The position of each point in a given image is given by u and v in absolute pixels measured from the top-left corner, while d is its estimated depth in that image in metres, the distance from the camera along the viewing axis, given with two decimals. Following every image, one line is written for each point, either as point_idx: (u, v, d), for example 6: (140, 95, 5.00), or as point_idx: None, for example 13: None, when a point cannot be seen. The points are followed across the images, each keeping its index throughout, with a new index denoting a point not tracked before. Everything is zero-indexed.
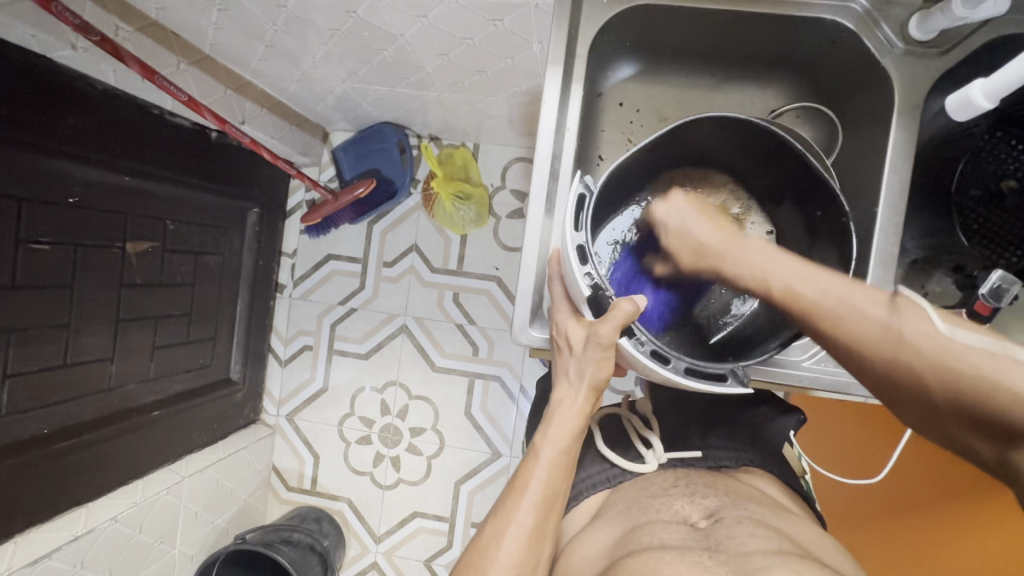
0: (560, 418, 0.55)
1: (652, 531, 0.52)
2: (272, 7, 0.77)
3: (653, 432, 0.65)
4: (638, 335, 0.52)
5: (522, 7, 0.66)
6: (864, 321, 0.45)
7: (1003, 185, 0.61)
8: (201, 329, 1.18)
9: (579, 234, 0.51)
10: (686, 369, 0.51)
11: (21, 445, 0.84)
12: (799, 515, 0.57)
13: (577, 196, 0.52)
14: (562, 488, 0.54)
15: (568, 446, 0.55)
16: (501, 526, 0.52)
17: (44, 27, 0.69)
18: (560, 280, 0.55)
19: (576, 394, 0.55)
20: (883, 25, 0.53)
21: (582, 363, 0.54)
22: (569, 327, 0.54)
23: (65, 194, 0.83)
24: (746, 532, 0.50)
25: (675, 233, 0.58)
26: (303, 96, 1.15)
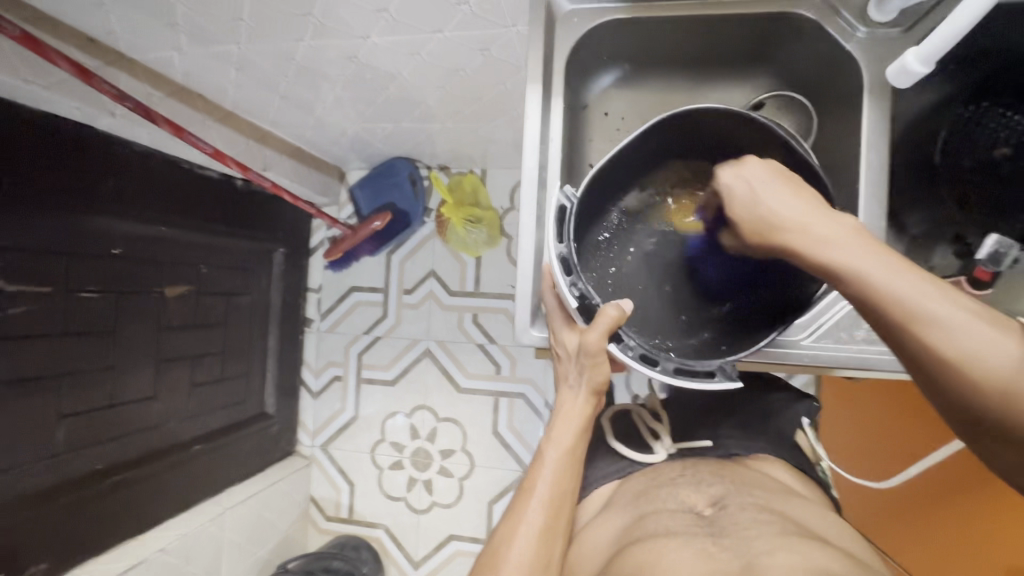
0: (562, 422, 0.57)
1: (657, 519, 0.53)
2: (283, 62, 0.84)
3: (662, 423, 0.66)
4: (627, 340, 0.54)
5: (505, 35, 0.71)
6: (977, 345, 0.40)
7: (997, 152, 0.61)
8: (235, 365, 1.24)
9: (561, 245, 0.54)
10: (675, 368, 0.53)
11: (76, 480, 0.90)
12: (810, 500, 0.57)
13: (558, 209, 0.55)
14: (568, 489, 0.56)
15: (572, 446, 0.56)
16: (511, 528, 0.53)
17: (86, 99, 0.78)
18: (550, 290, 0.58)
19: (576, 398, 0.57)
20: (843, 12, 0.55)
21: (578, 369, 0.56)
22: (564, 337, 0.57)
23: (108, 246, 0.92)
24: (749, 519, 0.50)
25: (739, 203, 0.49)
26: (319, 140, 1.23)
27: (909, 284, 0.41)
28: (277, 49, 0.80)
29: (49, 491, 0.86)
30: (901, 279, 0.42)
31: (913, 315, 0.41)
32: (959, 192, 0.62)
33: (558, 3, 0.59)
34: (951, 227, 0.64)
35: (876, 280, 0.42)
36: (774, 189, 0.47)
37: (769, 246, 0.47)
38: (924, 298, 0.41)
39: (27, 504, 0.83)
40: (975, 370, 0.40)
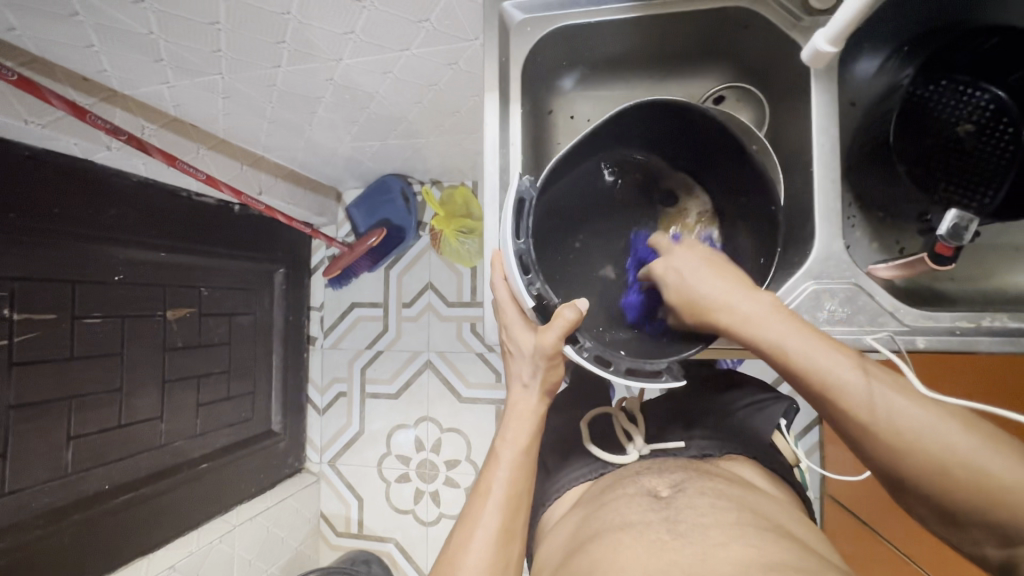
0: (516, 422, 0.59)
1: (616, 509, 0.58)
2: (265, 88, 0.88)
3: (637, 428, 0.71)
4: (582, 341, 0.56)
5: (469, 48, 0.73)
6: (880, 405, 0.46)
7: (960, 129, 0.62)
8: (240, 384, 1.28)
9: (520, 241, 0.55)
10: (627, 370, 0.55)
11: (85, 500, 0.94)
12: (765, 492, 0.60)
13: (516, 202, 0.55)
14: (525, 489, 0.57)
15: (526, 446, 0.58)
16: (469, 532, 0.54)
17: (84, 135, 0.83)
18: (503, 283, 0.58)
19: (530, 397, 0.60)
20: (784, 3, 0.56)
21: (533, 368, 0.58)
22: (519, 336, 0.58)
23: (111, 273, 0.97)
24: (705, 503, 0.54)
25: (676, 281, 0.58)
26: (311, 162, 1.27)
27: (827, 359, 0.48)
28: (258, 76, 0.84)
29: (59, 510, 0.90)
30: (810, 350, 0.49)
31: (821, 379, 0.48)
32: (919, 169, 0.63)
33: (510, 14, 0.62)
34: (916, 205, 0.64)
35: (791, 353, 0.49)
36: (703, 274, 0.57)
37: (707, 322, 0.55)
38: (832, 369, 0.48)
39: (38, 523, 0.86)
40: (875, 431, 0.46)
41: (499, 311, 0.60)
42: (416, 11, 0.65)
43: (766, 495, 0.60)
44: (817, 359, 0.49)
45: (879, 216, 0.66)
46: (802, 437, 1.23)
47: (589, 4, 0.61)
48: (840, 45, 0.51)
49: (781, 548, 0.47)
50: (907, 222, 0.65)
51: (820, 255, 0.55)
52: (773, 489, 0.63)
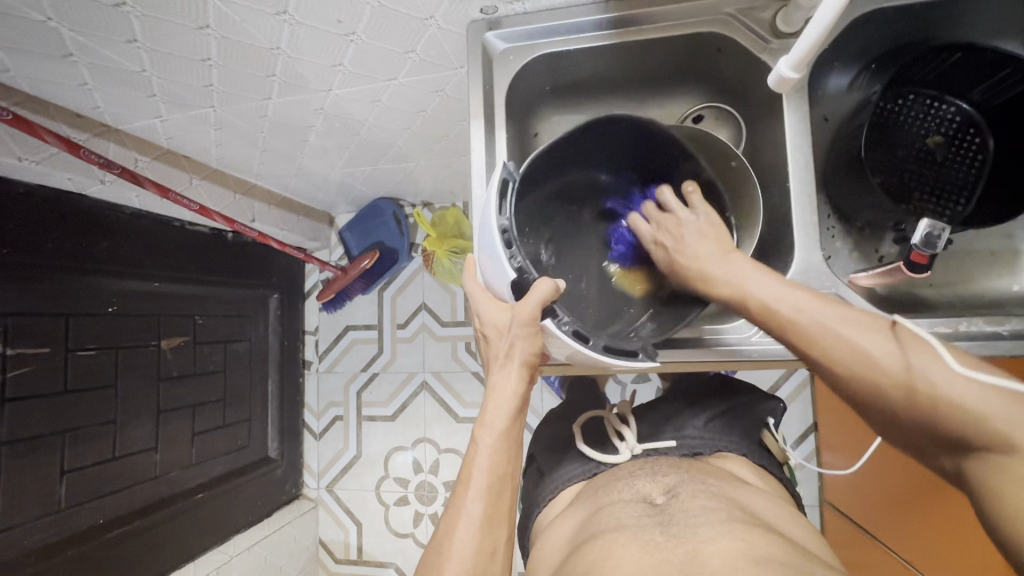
0: (494, 404, 0.57)
1: (609, 511, 0.60)
2: (257, 118, 0.90)
3: (630, 428, 0.75)
4: (562, 315, 0.55)
5: (455, 76, 0.76)
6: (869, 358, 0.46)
7: (930, 141, 0.65)
8: (236, 411, 1.27)
9: (505, 219, 0.55)
10: (604, 347, 0.55)
11: (79, 535, 0.93)
12: (754, 490, 0.64)
13: (498, 181, 0.55)
14: (508, 471, 0.57)
15: (505, 430, 0.57)
16: (453, 521, 0.54)
17: (77, 170, 0.84)
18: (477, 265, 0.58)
19: (508, 374, 0.58)
20: (753, 26, 0.59)
21: (510, 343, 0.56)
22: (494, 313, 0.57)
23: (104, 304, 0.97)
24: (698, 505, 0.57)
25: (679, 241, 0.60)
26: (303, 188, 1.28)
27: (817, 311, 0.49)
28: (249, 107, 0.85)
29: (53, 546, 0.89)
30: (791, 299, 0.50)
31: (795, 327, 0.50)
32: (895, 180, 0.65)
33: (493, 44, 0.64)
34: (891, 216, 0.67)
35: (767, 304, 0.51)
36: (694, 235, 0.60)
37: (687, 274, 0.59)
38: (810, 308, 0.49)
39: (30, 561, 0.85)
40: (859, 378, 0.47)
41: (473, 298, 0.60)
42: (403, 43, 0.67)
43: (756, 495, 0.62)
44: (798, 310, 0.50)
45: (856, 225, 0.68)
46: (798, 444, 1.24)
47: (569, 32, 0.63)
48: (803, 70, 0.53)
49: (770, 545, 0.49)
50: (883, 232, 0.67)
51: (800, 265, 0.57)
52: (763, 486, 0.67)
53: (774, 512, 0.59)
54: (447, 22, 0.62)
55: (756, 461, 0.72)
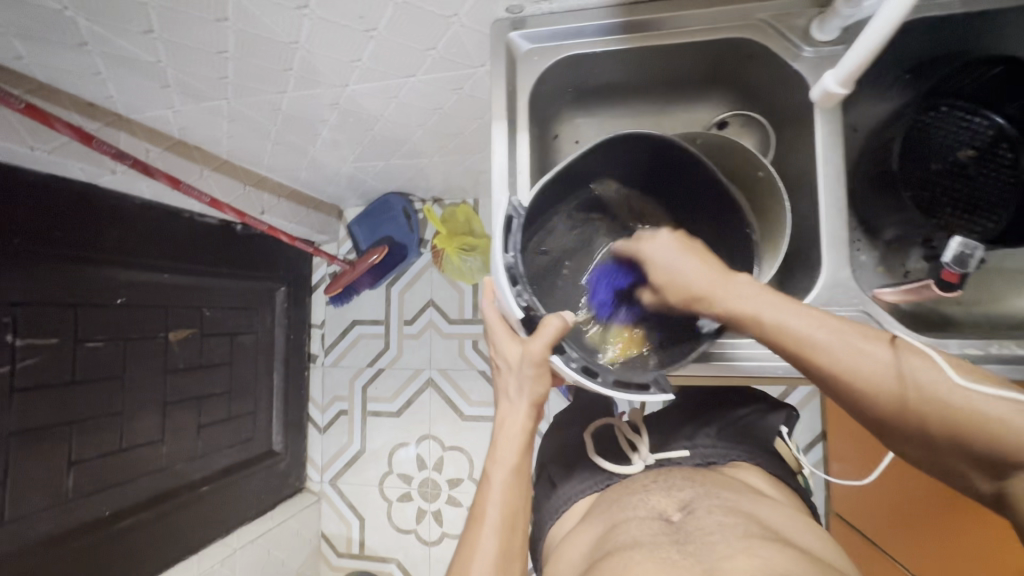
0: (505, 440, 0.57)
1: (626, 530, 0.59)
2: (271, 111, 0.88)
3: (640, 436, 0.74)
4: (569, 352, 0.55)
5: (475, 74, 0.74)
6: (872, 367, 0.47)
7: (963, 155, 0.63)
8: (241, 404, 1.27)
9: (509, 254, 0.54)
10: (614, 381, 0.54)
11: (84, 527, 0.93)
12: (773, 501, 0.63)
13: (504, 218, 0.54)
14: (521, 506, 0.57)
15: (517, 464, 0.57)
16: (467, 559, 0.53)
17: (89, 160, 0.83)
18: (492, 304, 0.59)
19: (517, 411, 0.57)
20: (787, 34, 0.57)
21: (519, 381, 0.56)
22: (506, 349, 0.57)
23: (113, 295, 0.96)
24: (714, 521, 0.56)
25: (664, 271, 0.56)
26: (314, 181, 1.27)
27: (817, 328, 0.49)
28: (264, 101, 0.84)
29: (59, 538, 0.89)
30: (804, 320, 0.49)
31: (813, 347, 0.48)
32: (925, 195, 0.63)
33: (518, 43, 0.62)
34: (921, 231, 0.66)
35: (783, 325, 0.49)
36: (681, 259, 0.56)
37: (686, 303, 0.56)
38: (813, 325, 0.49)
39: (37, 552, 0.85)
40: (869, 388, 0.47)
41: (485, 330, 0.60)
42: (424, 40, 0.65)
43: (773, 504, 0.61)
44: (817, 331, 0.48)
45: (885, 240, 0.67)
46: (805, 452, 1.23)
47: (597, 33, 0.62)
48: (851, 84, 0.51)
49: (792, 563, 0.49)
50: (913, 248, 0.66)
51: (827, 282, 0.56)
52: (779, 496, 0.66)
53: (793, 526, 0.58)
54: (472, 19, 0.61)
55: (771, 473, 0.71)
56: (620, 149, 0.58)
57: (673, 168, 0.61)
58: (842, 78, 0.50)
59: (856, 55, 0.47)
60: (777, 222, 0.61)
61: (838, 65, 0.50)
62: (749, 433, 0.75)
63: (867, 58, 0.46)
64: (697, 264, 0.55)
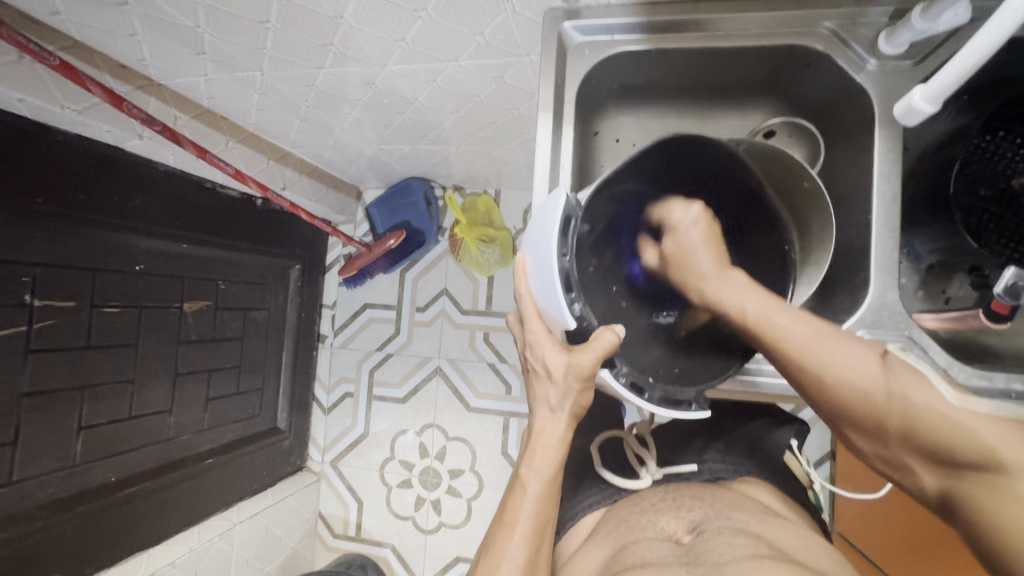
0: (542, 449, 0.56)
1: (635, 551, 0.58)
2: (303, 87, 0.86)
3: (648, 452, 0.73)
4: (619, 366, 0.54)
5: (519, 63, 0.72)
6: (866, 379, 0.46)
7: (1013, 182, 0.59)
8: (250, 379, 1.26)
9: (565, 257, 0.53)
10: (660, 398, 0.54)
11: (89, 492, 0.93)
12: (789, 521, 0.62)
13: (563, 216, 0.51)
14: (551, 516, 0.57)
15: (553, 475, 0.56)
16: (496, 563, 0.54)
17: (115, 122, 0.82)
18: (530, 298, 0.56)
19: (556, 420, 0.57)
20: (852, 45, 0.56)
21: (562, 392, 0.55)
22: (547, 355, 0.55)
23: (132, 262, 0.95)
24: (724, 543, 0.55)
25: (681, 244, 0.58)
26: (337, 160, 1.25)
27: (815, 337, 0.48)
28: (298, 75, 0.82)
29: (66, 501, 0.89)
30: (783, 315, 0.50)
31: (805, 359, 0.48)
32: (971, 220, 0.61)
33: (570, 35, 0.61)
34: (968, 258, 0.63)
35: (785, 335, 0.49)
36: (704, 246, 0.57)
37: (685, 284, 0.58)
38: (811, 336, 0.48)
39: (42, 514, 0.85)
40: (861, 400, 0.46)
41: (525, 329, 0.57)
42: (472, 25, 0.63)
43: (789, 525, 0.60)
44: (789, 327, 0.49)
45: (924, 265, 0.66)
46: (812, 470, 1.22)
47: (652, 30, 0.60)
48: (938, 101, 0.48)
49: None
50: (958, 273, 0.64)
51: (873, 303, 0.55)
52: (792, 515, 0.65)
53: (808, 549, 0.56)
54: (525, 7, 0.59)
55: (786, 492, 0.70)
56: (677, 153, 0.55)
57: (724, 175, 0.59)
58: (933, 93, 0.47)
59: (954, 69, 0.44)
60: (821, 242, 0.59)
61: (929, 80, 0.47)
62: (768, 448, 0.74)
63: (966, 72, 0.44)
64: (709, 253, 0.57)
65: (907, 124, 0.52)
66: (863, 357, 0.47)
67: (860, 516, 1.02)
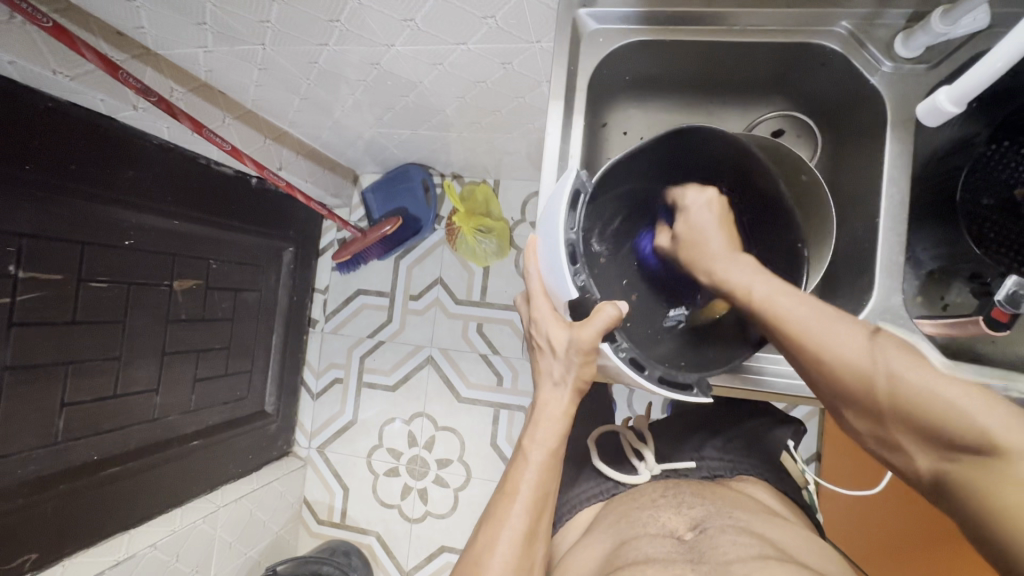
0: (545, 422, 0.56)
1: (637, 546, 0.57)
2: (306, 64, 0.84)
3: (646, 446, 0.74)
4: (620, 341, 0.54)
5: (529, 50, 0.71)
6: (844, 347, 0.47)
7: (1016, 193, 0.59)
8: (238, 362, 1.24)
9: (572, 231, 0.52)
10: (660, 377, 0.52)
11: (72, 471, 0.91)
12: (785, 520, 0.62)
13: (572, 191, 0.51)
14: (551, 491, 0.56)
15: (556, 448, 0.56)
16: (494, 535, 0.54)
17: (111, 92, 0.80)
18: (537, 274, 0.56)
19: (560, 397, 0.56)
20: (868, 46, 0.55)
21: (566, 366, 0.55)
22: (551, 330, 0.55)
23: (122, 237, 0.93)
24: (728, 542, 0.55)
25: (692, 226, 0.59)
26: (335, 142, 1.23)
27: (800, 307, 0.50)
28: (301, 52, 0.80)
29: (46, 479, 0.87)
30: (793, 300, 0.51)
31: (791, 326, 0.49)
32: (973, 229, 0.62)
33: (585, 22, 0.60)
34: (968, 265, 0.63)
35: (776, 306, 0.51)
36: (715, 228, 0.58)
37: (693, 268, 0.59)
38: (801, 309, 0.50)
39: (23, 491, 0.84)
40: (839, 367, 0.47)
41: (530, 305, 0.56)
42: (484, 7, 0.62)
43: (787, 525, 0.60)
44: (795, 309, 0.50)
45: (925, 271, 0.65)
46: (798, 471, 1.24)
47: (667, 21, 0.59)
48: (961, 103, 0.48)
49: None
50: (958, 280, 0.64)
51: (875, 307, 0.55)
52: (789, 515, 0.66)
53: (806, 547, 0.56)
54: None
55: (780, 489, 0.71)
56: (682, 142, 0.55)
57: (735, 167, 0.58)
58: (959, 94, 0.46)
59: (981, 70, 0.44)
60: (820, 238, 0.60)
61: (955, 81, 0.47)
62: (764, 447, 0.74)
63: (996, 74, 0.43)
64: (720, 233, 0.58)
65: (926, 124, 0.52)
66: (846, 329, 0.48)
67: (842, 510, 1.03)
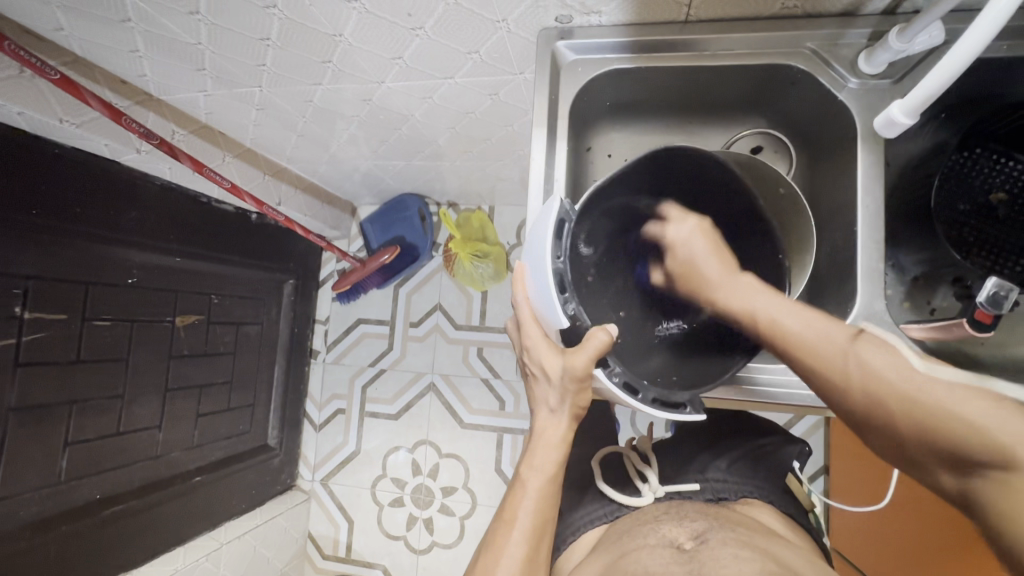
0: (542, 448, 0.58)
1: (638, 558, 0.57)
2: (302, 103, 0.88)
3: (650, 467, 0.73)
4: (613, 365, 0.54)
5: (514, 80, 0.74)
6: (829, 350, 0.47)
7: (993, 197, 0.62)
8: (241, 396, 1.25)
9: (559, 259, 0.54)
10: (655, 398, 0.53)
11: (75, 511, 0.91)
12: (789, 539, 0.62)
13: (556, 221, 0.52)
14: (551, 517, 0.58)
15: (553, 474, 0.57)
16: (494, 561, 0.54)
17: (113, 137, 0.83)
18: (526, 301, 0.56)
19: (557, 423, 0.58)
20: (834, 64, 0.58)
21: (560, 394, 0.56)
22: (544, 358, 0.56)
23: (124, 275, 0.95)
24: (729, 554, 0.55)
25: (684, 256, 0.60)
26: (332, 176, 1.26)
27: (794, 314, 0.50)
28: (296, 92, 0.84)
29: (50, 520, 0.87)
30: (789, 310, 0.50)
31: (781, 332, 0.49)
32: (953, 233, 0.62)
33: (563, 53, 0.62)
34: (950, 269, 0.63)
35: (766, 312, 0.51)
36: (708, 255, 0.58)
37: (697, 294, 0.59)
38: (791, 312, 0.50)
39: (25, 534, 0.83)
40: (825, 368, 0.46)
41: (521, 333, 0.58)
42: (467, 42, 0.65)
43: (787, 541, 0.60)
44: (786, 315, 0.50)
45: (908, 277, 0.66)
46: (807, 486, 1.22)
47: (643, 49, 0.62)
48: (916, 116, 0.51)
49: None
50: (941, 285, 0.64)
51: (860, 313, 0.56)
52: (793, 536, 0.65)
53: (807, 558, 0.56)
54: (520, 26, 0.61)
55: (784, 507, 0.70)
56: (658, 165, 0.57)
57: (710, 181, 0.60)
58: (910, 107, 0.50)
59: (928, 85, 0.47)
60: (801, 247, 0.62)
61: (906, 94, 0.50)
62: (764, 461, 0.74)
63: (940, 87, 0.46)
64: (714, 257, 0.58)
65: (889, 136, 0.55)
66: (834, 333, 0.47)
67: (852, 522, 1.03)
